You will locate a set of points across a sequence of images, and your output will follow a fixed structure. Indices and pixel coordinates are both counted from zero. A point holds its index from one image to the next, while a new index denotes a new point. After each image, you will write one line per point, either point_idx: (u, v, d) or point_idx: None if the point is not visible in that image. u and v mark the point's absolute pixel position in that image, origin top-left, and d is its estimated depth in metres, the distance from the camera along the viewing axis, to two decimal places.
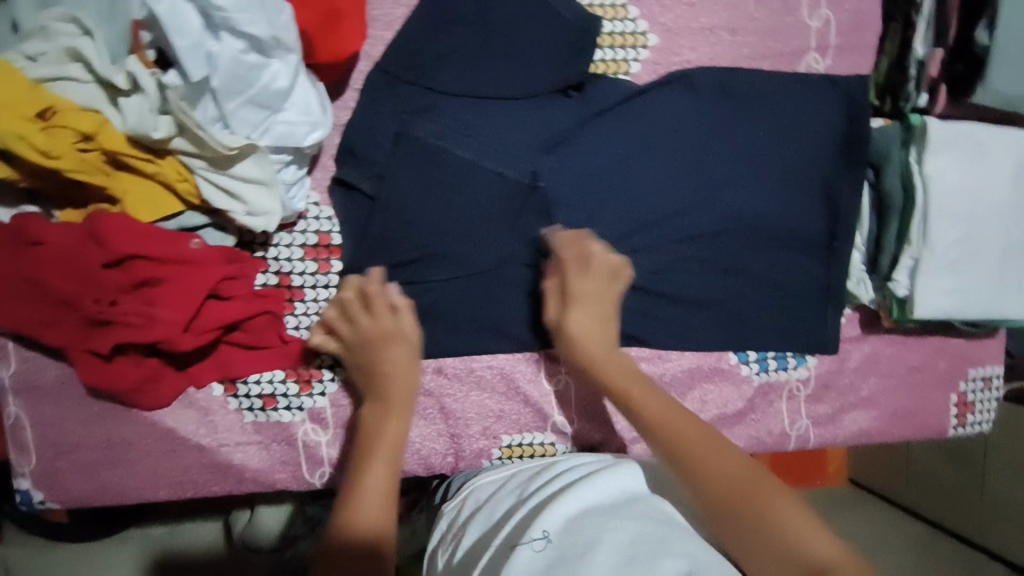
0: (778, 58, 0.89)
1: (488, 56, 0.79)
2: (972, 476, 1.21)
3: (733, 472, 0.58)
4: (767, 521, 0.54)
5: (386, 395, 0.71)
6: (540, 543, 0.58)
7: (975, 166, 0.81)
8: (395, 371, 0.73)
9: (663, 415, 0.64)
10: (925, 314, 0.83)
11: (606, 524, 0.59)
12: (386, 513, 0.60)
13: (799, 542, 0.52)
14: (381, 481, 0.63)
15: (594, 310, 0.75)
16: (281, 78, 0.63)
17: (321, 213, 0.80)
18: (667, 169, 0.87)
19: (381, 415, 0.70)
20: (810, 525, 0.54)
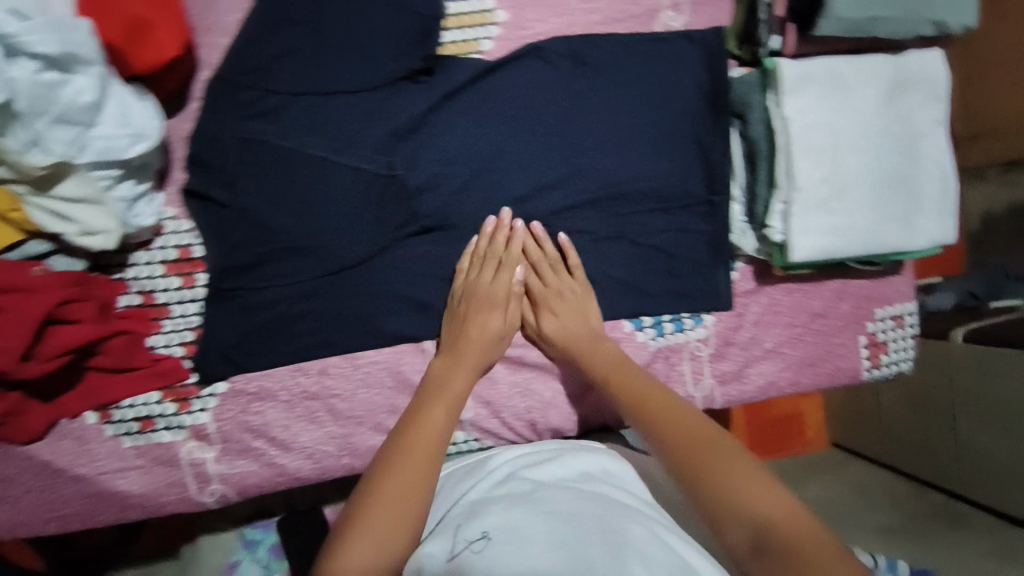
0: (631, 19, 0.89)
1: (326, 52, 0.80)
2: (942, 423, 1.18)
3: (688, 430, 0.66)
4: (709, 480, 0.60)
5: (458, 350, 0.81)
6: (479, 543, 0.57)
7: (833, 101, 0.79)
8: (479, 333, 0.82)
9: (639, 391, 0.73)
10: (802, 258, 0.81)
11: (538, 518, 0.58)
12: (423, 490, 0.64)
13: (736, 497, 0.57)
14: (427, 444, 0.69)
15: (570, 313, 0.84)
16: (88, 94, 0.64)
17: (179, 227, 0.80)
18: (530, 143, 0.85)
19: (449, 368, 0.79)
20: (760, 484, 0.59)
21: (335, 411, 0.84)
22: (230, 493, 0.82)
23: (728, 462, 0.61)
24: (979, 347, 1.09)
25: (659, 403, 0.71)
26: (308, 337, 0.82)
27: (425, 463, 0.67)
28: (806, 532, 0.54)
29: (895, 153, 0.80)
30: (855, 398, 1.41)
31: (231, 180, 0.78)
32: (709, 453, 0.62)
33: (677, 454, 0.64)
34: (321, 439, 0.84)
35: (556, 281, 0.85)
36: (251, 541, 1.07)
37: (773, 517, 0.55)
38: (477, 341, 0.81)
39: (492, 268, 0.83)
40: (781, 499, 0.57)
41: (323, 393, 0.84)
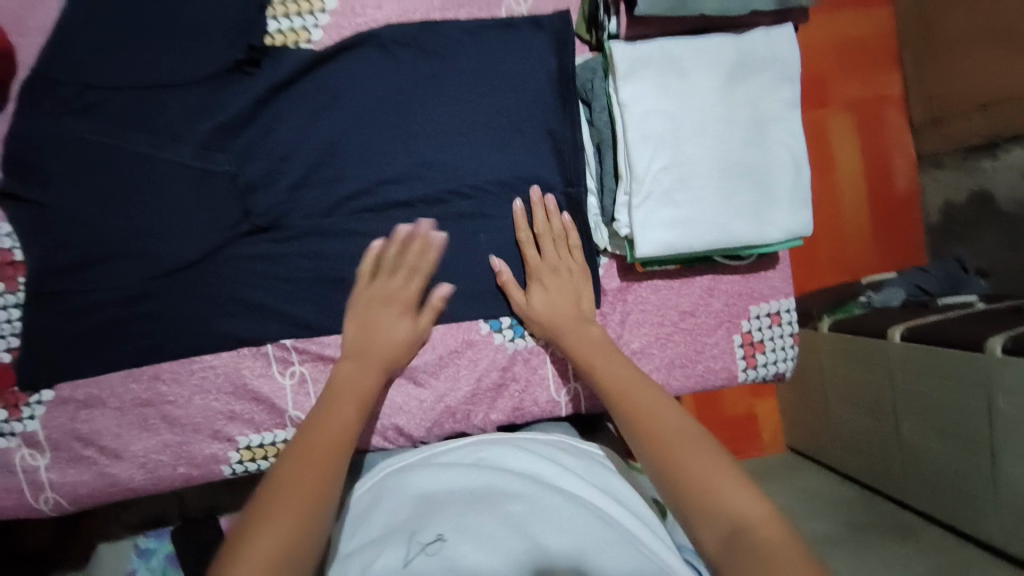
0: (475, 7, 0.86)
1: (146, 46, 0.78)
2: (885, 428, 1.09)
3: (670, 422, 0.64)
4: (692, 477, 0.58)
5: (364, 355, 0.76)
6: (433, 545, 0.57)
7: (672, 87, 0.75)
8: (387, 335, 0.78)
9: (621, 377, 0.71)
10: (648, 253, 0.77)
11: (488, 517, 0.59)
12: (319, 496, 0.59)
13: (722, 494, 0.56)
14: (326, 444, 0.64)
15: (563, 288, 0.81)
16: None
17: (0, 230, 0.78)
18: (371, 136, 0.82)
19: (353, 369, 0.74)
20: (730, 477, 0.58)
21: (169, 418, 0.80)
22: (65, 501, 0.80)
23: (700, 458, 0.59)
24: (915, 348, 0.99)
25: (634, 393, 0.68)
26: (138, 341, 0.79)
27: (335, 449, 0.64)
28: (775, 534, 0.52)
29: (741, 141, 0.77)
30: (805, 398, 1.33)
31: (49, 180, 0.76)
32: (685, 449, 0.61)
33: (653, 448, 0.62)
34: (155, 448, 0.80)
35: (550, 255, 0.83)
36: (144, 549, 1.04)
37: (749, 518, 0.54)
38: (382, 343, 0.77)
39: (403, 274, 0.79)
40: (757, 500, 0.55)
41: (155, 399, 0.80)
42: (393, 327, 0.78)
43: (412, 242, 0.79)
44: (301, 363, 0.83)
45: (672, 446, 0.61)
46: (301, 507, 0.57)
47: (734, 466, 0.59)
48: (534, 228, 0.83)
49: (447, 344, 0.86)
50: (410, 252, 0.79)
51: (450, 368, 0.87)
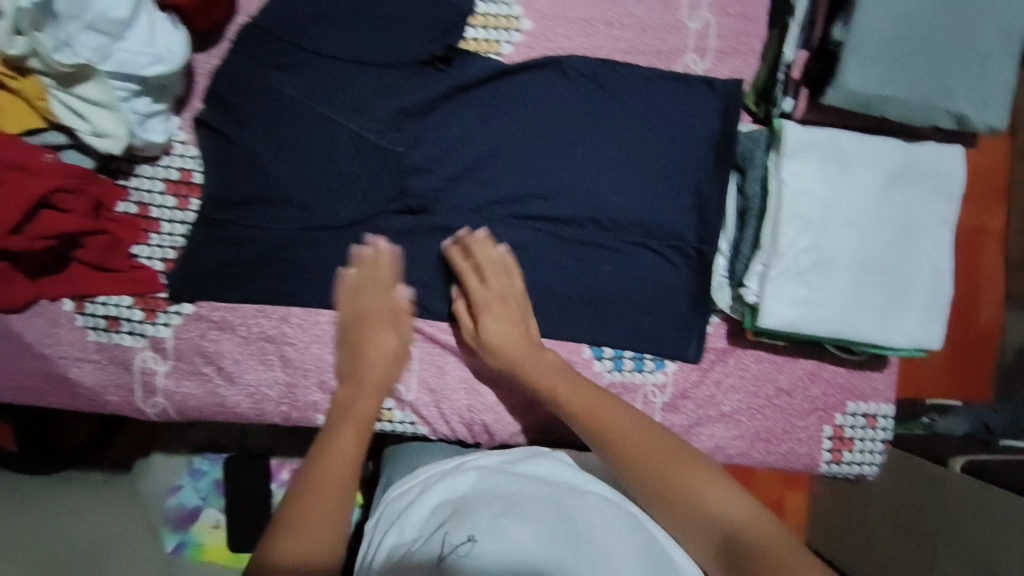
0: (656, 55, 0.89)
1: (358, 26, 0.84)
2: None
3: (640, 440, 0.71)
4: (684, 491, 0.67)
5: (358, 377, 0.81)
6: (465, 545, 0.65)
7: (833, 174, 0.78)
8: (377, 357, 0.82)
9: (586, 402, 0.76)
10: (771, 325, 0.79)
11: (506, 526, 0.66)
12: (342, 505, 0.68)
13: (711, 503, 0.66)
14: (343, 464, 0.71)
15: (512, 316, 0.83)
16: (121, 9, 0.68)
17: (186, 151, 0.84)
18: (530, 151, 0.87)
19: (351, 396, 0.79)
20: (719, 488, 0.67)
21: (285, 359, 0.87)
22: (171, 410, 0.86)
23: (684, 470, 0.69)
24: (977, 488, 0.86)
25: (604, 423, 0.73)
26: (277, 284, 0.85)
27: (344, 478, 0.70)
28: (762, 531, 0.63)
29: (885, 241, 0.79)
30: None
31: (243, 120, 0.83)
32: (674, 468, 0.69)
33: (642, 471, 0.69)
34: (265, 381, 0.87)
35: (472, 289, 0.83)
36: (197, 469, 1.12)
37: (738, 521, 0.64)
38: (368, 366, 0.81)
39: (380, 292, 0.83)
40: (739, 499, 0.66)
41: (277, 338, 0.86)
42: (382, 347, 0.82)
43: (373, 259, 0.84)
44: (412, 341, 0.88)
45: (659, 468, 0.69)
46: (331, 518, 0.66)
47: (711, 471, 0.69)
48: (467, 262, 0.84)
49: None
50: (382, 271, 0.84)
51: None
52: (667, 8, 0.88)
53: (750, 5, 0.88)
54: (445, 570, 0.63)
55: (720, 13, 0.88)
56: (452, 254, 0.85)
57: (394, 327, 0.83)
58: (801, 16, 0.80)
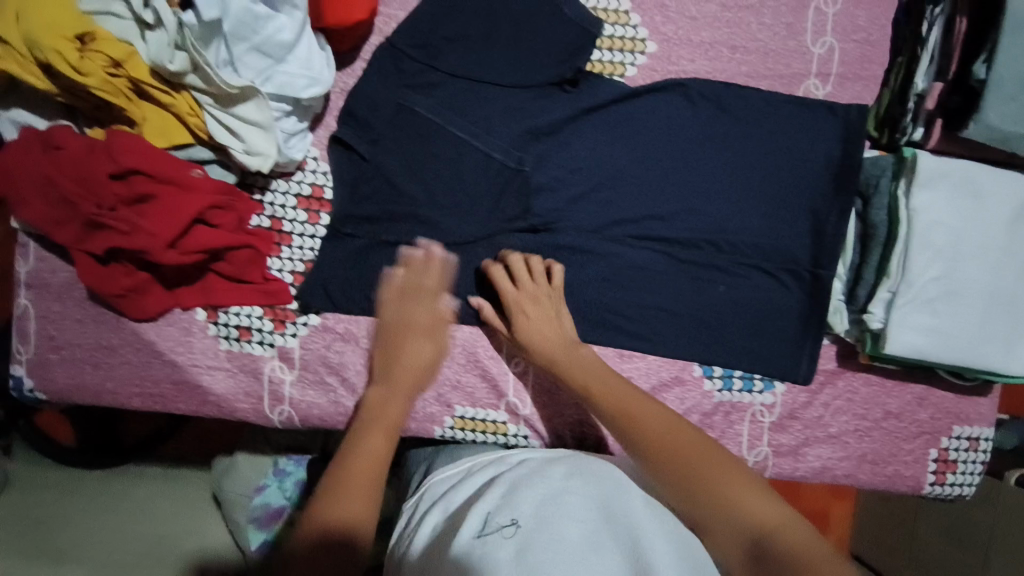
0: (777, 80, 0.90)
1: (490, 47, 0.86)
2: (971, 561, 1.12)
3: (677, 440, 0.65)
4: (715, 490, 0.60)
5: (388, 373, 0.78)
6: (509, 530, 0.56)
7: (964, 204, 0.80)
8: (409, 357, 0.79)
9: (621, 399, 0.72)
10: (897, 350, 0.81)
11: (564, 515, 0.57)
12: (377, 476, 0.63)
13: (741, 508, 0.59)
14: (377, 442, 0.67)
15: (546, 317, 0.82)
16: (286, 32, 0.70)
17: (319, 167, 0.86)
18: (650, 173, 0.88)
19: (382, 395, 0.75)
20: (755, 493, 0.60)
21: None
22: (296, 418, 0.87)
23: (719, 472, 0.62)
24: None
25: (637, 416, 0.69)
26: None
27: (378, 457, 0.65)
28: (801, 540, 0.56)
29: (1013, 273, 0.81)
30: (890, 516, 1.33)
31: (376, 138, 0.85)
32: (710, 464, 0.63)
33: (673, 466, 0.63)
34: None
35: (511, 293, 0.83)
36: (282, 469, 1.10)
37: (771, 524, 0.57)
38: (409, 369, 0.78)
39: (420, 297, 0.82)
40: (775, 506, 0.59)
41: None
42: (418, 352, 0.79)
43: (422, 263, 0.83)
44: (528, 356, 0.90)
45: (696, 463, 0.63)
46: (365, 481, 0.62)
47: (746, 476, 0.62)
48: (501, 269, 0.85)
49: (661, 376, 0.91)
50: (427, 279, 0.82)
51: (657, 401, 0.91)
52: (790, 35, 0.89)
53: (873, 32, 0.89)
54: (484, 547, 0.54)
55: (842, 39, 0.89)
56: (494, 272, 0.85)
57: (431, 334, 0.80)
58: (934, 45, 0.81)
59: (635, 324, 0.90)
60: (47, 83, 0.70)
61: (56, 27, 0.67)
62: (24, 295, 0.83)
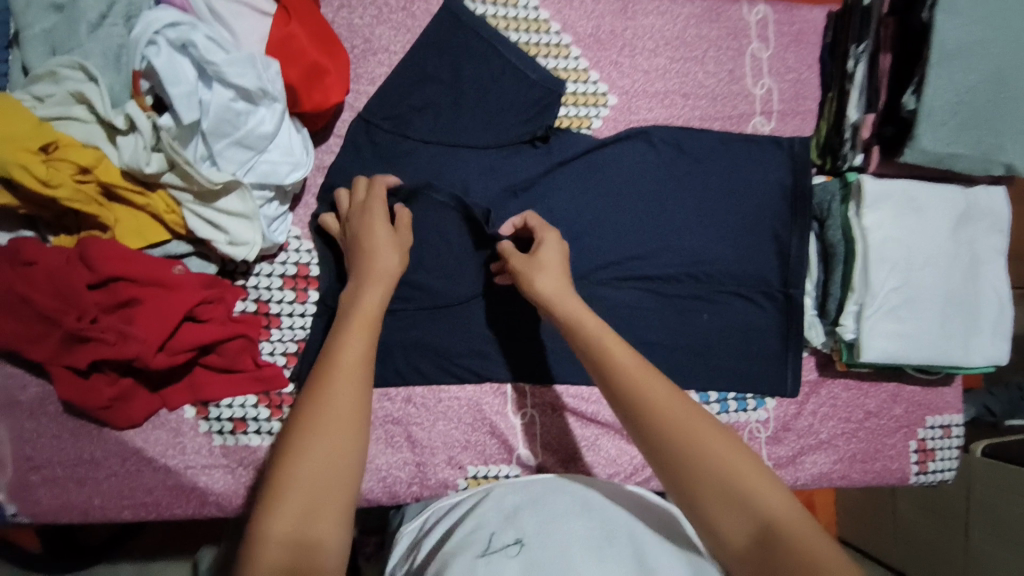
0: (727, 119, 0.98)
1: (461, 112, 0.88)
2: (954, 537, 1.19)
3: (675, 415, 0.57)
4: (723, 484, 0.54)
5: (362, 275, 0.68)
6: (513, 549, 0.56)
7: (908, 219, 0.88)
8: (379, 247, 0.71)
9: (616, 356, 0.62)
10: (871, 358, 0.87)
11: (564, 531, 0.58)
12: (351, 443, 0.54)
13: (746, 493, 0.53)
14: (350, 401, 0.56)
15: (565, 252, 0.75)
16: (266, 123, 0.71)
17: (302, 246, 0.86)
18: (625, 217, 0.93)
19: (358, 288, 0.67)
20: (759, 474, 0.54)
21: (412, 439, 0.88)
22: None
23: (720, 454, 0.55)
24: (999, 465, 1.10)
25: (645, 393, 0.59)
26: (400, 369, 0.87)
27: (354, 378, 0.57)
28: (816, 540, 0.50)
29: (958, 275, 0.90)
30: (870, 500, 1.40)
31: None
32: (723, 454, 0.55)
33: (680, 455, 0.55)
34: (395, 464, 0.88)
35: (518, 262, 0.74)
36: None
37: (778, 514, 0.52)
38: (381, 257, 0.70)
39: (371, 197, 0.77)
40: (781, 493, 0.54)
41: (403, 419, 0.88)
42: (373, 237, 0.72)
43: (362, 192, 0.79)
44: (532, 406, 0.91)
45: (705, 454, 0.55)
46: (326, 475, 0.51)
47: (748, 453, 0.56)
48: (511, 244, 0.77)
49: None
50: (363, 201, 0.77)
51: None
52: (733, 79, 0.98)
53: (805, 70, 0.99)
54: (487, 567, 0.54)
55: (779, 78, 0.98)
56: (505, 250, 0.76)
57: (388, 223, 0.75)
58: (860, 82, 0.91)
59: None
60: (9, 198, 0.66)
61: (15, 139, 0.63)
62: None
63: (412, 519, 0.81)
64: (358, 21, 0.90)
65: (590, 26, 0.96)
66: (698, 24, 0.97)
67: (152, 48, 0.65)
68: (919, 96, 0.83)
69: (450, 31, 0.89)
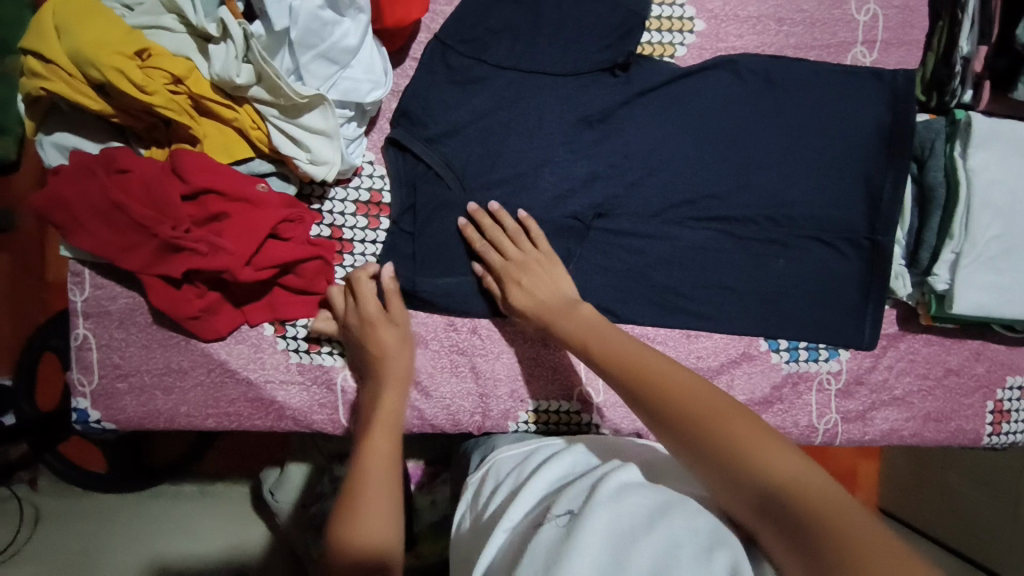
0: (824, 50, 0.90)
1: (540, 35, 0.85)
2: (1005, 507, 1.17)
3: (683, 399, 0.60)
4: (723, 444, 0.55)
5: (380, 371, 0.76)
6: (564, 518, 0.59)
7: (1016, 163, 0.83)
8: (384, 350, 0.77)
9: (625, 357, 0.68)
10: (963, 310, 0.83)
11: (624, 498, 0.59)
12: (391, 499, 0.62)
13: (751, 456, 0.53)
14: (382, 464, 0.65)
15: (547, 278, 0.79)
16: (351, 36, 0.68)
17: (375, 172, 0.86)
18: (705, 152, 0.88)
19: (375, 391, 0.75)
20: (768, 445, 0.54)
21: (476, 370, 0.89)
22: None
23: (727, 425, 0.56)
24: None
25: (649, 378, 0.64)
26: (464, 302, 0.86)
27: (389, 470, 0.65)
28: (819, 492, 0.48)
29: None
30: (919, 467, 1.34)
31: (432, 138, 0.84)
32: (723, 427, 0.56)
33: (690, 441, 0.57)
34: (459, 394, 0.89)
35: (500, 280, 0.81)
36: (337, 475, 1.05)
37: (786, 479, 0.50)
38: (376, 347, 0.77)
39: (366, 298, 0.78)
40: (793, 459, 0.52)
41: (469, 350, 0.89)
42: (379, 342, 0.77)
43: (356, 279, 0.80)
44: None
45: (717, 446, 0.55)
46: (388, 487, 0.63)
47: (764, 430, 0.56)
48: (479, 238, 0.82)
49: (729, 354, 0.92)
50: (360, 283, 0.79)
51: (726, 377, 0.92)
52: (835, 3, 0.90)
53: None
54: (538, 537, 0.57)
55: (885, 5, 0.90)
56: (468, 234, 0.82)
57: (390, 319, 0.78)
58: (974, 11, 0.84)
59: (701, 305, 0.90)
60: (104, 105, 0.67)
61: (108, 42, 0.63)
62: (80, 325, 0.81)
63: (475, 469, 0.82)
64: None
65: None
66: None
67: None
68: None
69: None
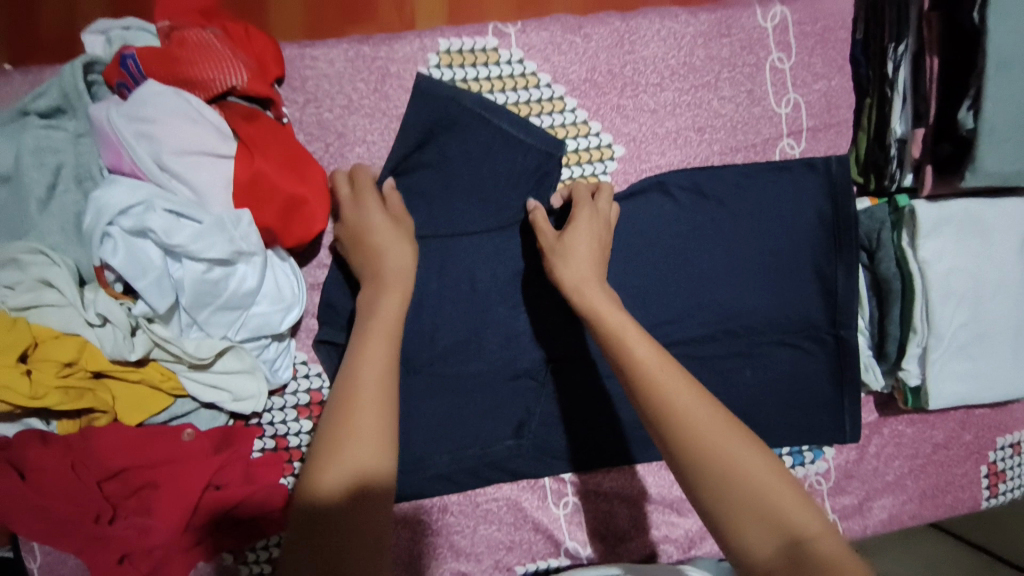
0: (749, 150, 0.87)
1: (455, 197, 0.80)
2: None
3: (697, 409, 0.53)
4: (740, 477, 0.50)
5: (378, 270, 0.62)
6: None
7: (974, 246, 0.80)
8: (381, 238, 0.64)
9: (650, 359, 0.57)
10: (939, 403, 0.81)
11: None
12: (387, 423, 0.49)
13: (774, 500, 0.49)
14: (378, 375, 0.52)
15: (597, 230, 0.71)
16: (248, 280, 0.64)
17: (311, 370, 0.76)
18: (650, 279, 0.84)
19: (371, 292, 0.60)
20: (789, 490, 0.51)
21: (456, 548, 0.83)
22: None
23: (745, 452, 0.51)
24: None
25: (661, 377, 0.55)
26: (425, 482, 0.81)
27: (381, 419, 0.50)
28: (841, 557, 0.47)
29: None
30: None
31: None
32: (738, 456, 0.51)
33: (698, 460, 0.51)
34: None
35: (549, 241, 0.72)
36: None
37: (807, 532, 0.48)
38: (376, 225, 0.65)
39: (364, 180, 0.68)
40: (812, 513, 0.50)
41: (444, 529, 0.83)
42: (374, 227, 0.65)
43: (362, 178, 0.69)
44: (574, 494, 0.86)
45: (720, 450, 0.51)
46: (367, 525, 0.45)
47: (783, 473, 0.52)
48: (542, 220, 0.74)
49: None
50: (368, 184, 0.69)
51: None
52: (753, 101, 0.86)
53: (834, 77, 0.87)
54: None
55: (804, 93, 0.87)
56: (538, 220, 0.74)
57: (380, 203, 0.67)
58: (903, 88, 0.81)
59: None
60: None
61: None
62: None
63: None
64: (327, 115, 0.79)
65: (584, 70, 0.84)
66: (707, 45, 0.85)
67: (108, 243, 0.59)
68: (978, 114, 0.73)
69: (427, 106, 0.77)
